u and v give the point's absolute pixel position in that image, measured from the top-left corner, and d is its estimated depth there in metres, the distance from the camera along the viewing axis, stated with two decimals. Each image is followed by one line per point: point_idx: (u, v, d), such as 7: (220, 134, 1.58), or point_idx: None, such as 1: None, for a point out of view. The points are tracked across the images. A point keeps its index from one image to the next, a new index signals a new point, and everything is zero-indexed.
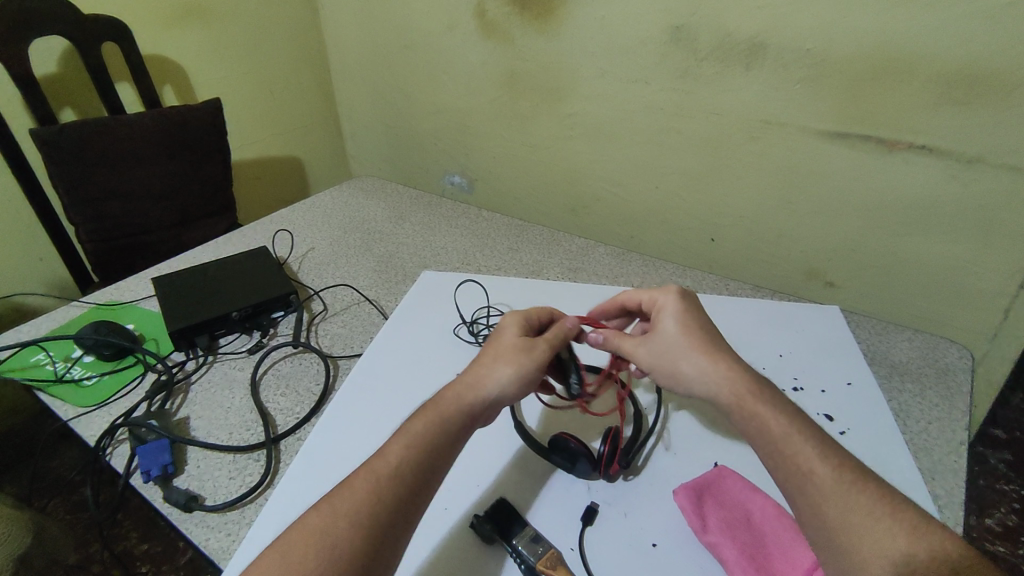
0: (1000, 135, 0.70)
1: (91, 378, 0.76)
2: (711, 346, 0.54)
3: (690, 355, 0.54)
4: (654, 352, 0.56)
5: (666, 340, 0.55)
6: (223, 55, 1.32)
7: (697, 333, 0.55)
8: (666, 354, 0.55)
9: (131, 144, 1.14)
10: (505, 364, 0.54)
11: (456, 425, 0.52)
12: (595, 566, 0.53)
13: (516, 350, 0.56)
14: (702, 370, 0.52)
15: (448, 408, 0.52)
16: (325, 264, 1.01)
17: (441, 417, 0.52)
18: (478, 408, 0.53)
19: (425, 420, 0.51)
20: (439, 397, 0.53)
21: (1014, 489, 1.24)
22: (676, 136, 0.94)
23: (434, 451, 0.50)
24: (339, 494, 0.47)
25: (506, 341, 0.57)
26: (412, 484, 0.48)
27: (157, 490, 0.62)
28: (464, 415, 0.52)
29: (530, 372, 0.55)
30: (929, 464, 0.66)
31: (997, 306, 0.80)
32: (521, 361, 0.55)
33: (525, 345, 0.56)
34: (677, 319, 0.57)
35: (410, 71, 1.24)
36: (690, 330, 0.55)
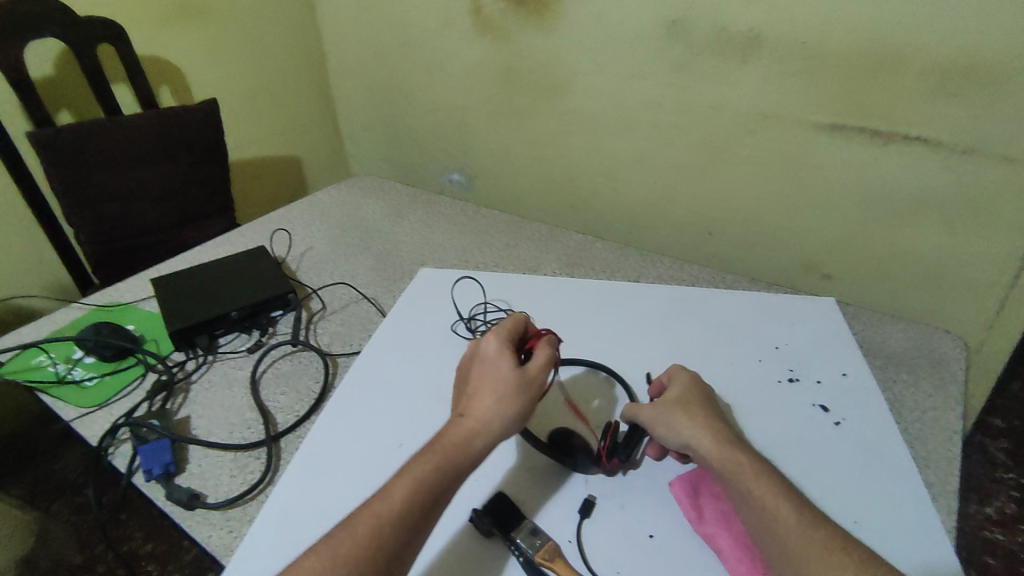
0: (996, 125, 0.70)
1: (92, 378, 0.76)
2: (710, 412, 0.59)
3: (693, 417, 0.57)
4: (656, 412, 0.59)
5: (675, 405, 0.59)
6: (219, 55, 1.32)
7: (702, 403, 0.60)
8: (673, 416, 0.58)
9: (128, 146, 1.14)
10: (508, 404, 0.55)
11: (461, 467, 0.52)
12: (593, 558, 0.54)
13: (515, 386, 0.56)
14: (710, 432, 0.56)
15: (454, 448, 0.53)
16: (323, 263, 1.01)
17: (447, 459, 0.52)
18: (481, 448, 0.54)
19: (429, 460, 0.52)
20: (446, 436, 0.54)
21: (1013, 478, 1.25)
22: (672, 130, 0.94)
23: (439, 493, 0.51)
24: (345, 533, 0.48)
25: (503, 373, 0.56)
26: (418, 526, 0.49)
27: (160, 489, 0.63)
28: (468, 455, 0.53)
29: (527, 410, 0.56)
30: (924, 453, 0.67)
31: (993, 296, 0.81)
32: (521, 402, 0.55)
33: (523, 381, 0.56)
34: (684, 389, 0.61)
35: (407, 69, 1.24)
36: (698, 400, 0.60)
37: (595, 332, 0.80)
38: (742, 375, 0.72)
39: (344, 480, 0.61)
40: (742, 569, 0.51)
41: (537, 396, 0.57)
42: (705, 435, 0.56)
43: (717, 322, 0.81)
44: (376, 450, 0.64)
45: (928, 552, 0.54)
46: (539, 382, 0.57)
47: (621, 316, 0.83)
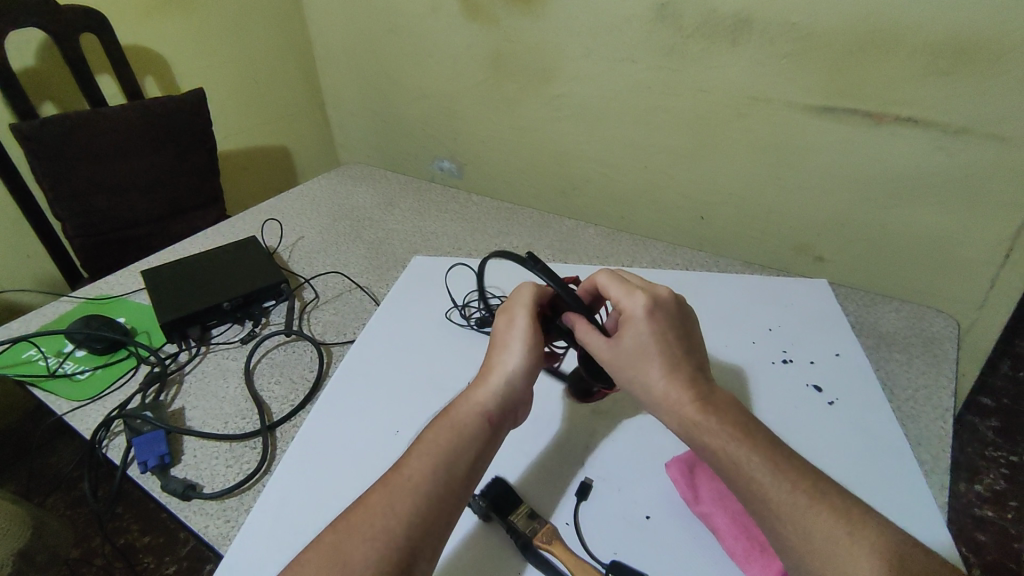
0: (986, 105, 0.70)
1: (84, 372, 0.76)
2: (676, 364, 0.53)
3: (647, 370, 0.53)
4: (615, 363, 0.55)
5: (632, 352, 0.54)
6: (204, 44, 1.30)
7: (666, 349, 0.54)
8: (629, 366, 0.54)
9: (114, 137, 1.13)
10: (505, 355, 0.56)
11: (474, 424, 0.52)
12: (591, 540, 0.54)
13: (507, 339, 0.57)
14: (663, 394, 0.52)
15: (462, 413, 0.53)
16: (316, 252, 1.00)
17: (454, 419, 0.52)
18: (494, 406, 0.53)
19: (438, 427, 0.52)
20: (454, 405, 0.54)
21: (1003, 455, 1.26)
22: (664, 115, 0.94)
23: (457, 453, 0.50)
24: (360, 505, 0.46)
25: (496, 336, 0.58)
26: (438, 485, 0.48)
27: (155, 480, 0.62)
28: (478, 412, 0.53)
29: (527, 357, 0.56)
30: (915, 431, 0.67)
31: (984, 274, 0.81)
32: (515, 358, 0.56)
33: (518, 335, 0.57)
34: (649, 332, 0.54)
35: (394, 56, 1.23)
36: (662, 347, 0.53)
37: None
38: (735, 356, 0.73)
39: (340, 468, 0.61)
40: (738, 547, 0.52)
41: (535, 340, 0.57)
42: (655, 396, 0.52)
43: (711, 304, 0.81)
44: (373, 438, 0.64)
45: (922, 527, 0.55)
46: (535, 336, 0.57)
47: None
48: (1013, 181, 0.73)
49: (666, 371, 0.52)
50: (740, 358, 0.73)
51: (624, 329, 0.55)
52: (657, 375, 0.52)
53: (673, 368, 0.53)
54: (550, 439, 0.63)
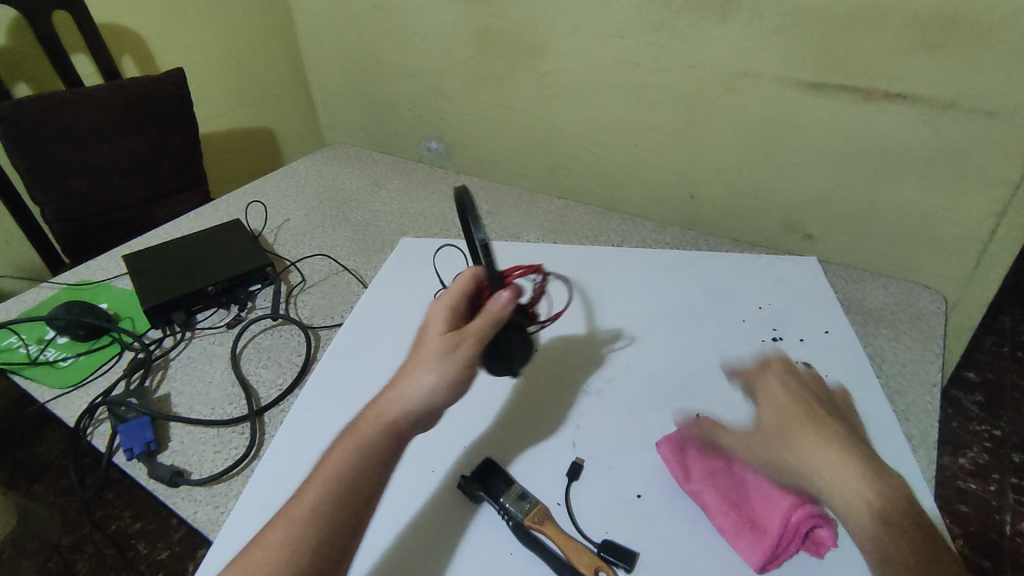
0: (975, 80, 0.70)
1: (66, 359, 0.74)
2: (823, 426, 0.49)
3: (800, 444, 0.49)
4: (762, 449, 0.51)
5: (771, 423, 0.51)
6: (182, 22, 1.26)
7: (812, 414, 0.51)
8: (775, 445, 0.50)
9: (91, 118, 1.10)
10: (427, 368, 0.48)
11: (378, 447, 0.46)
12: (582, 520, 0.54)
13: (440, 348, 0.49)
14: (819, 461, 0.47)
15: (368, 434, 0.47)
16: (301, 234, 0.99)
17: (358, 439, 0.46)
18: (406, 427, 0.47)
19: (340, 448, 0.46)
20: (361, 420, 0.48)
21: (986, 429, 1.28)
22: (652, 93, 0.93)
23: (355, 483, 0.45)
24: (255, 546, 0.43)
25: (429, 338, 0.50)
26: (331, 526, 0.44)
27: (142, 467, 0.62)
28: (387, 432, 0.47)
29: (454, 377, 0.48)
30: (903, 405, 0.68)
31: (971, 251, 0.82)
32: (438, 372, 0.48)
33: (449, 342, 0.49)
34: (784, 400, 0.53)
35: (378, 34, 1.20)
36: (801, 415, 0.51)
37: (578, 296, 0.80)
38: (725, 334, 0.73)
39: None
40: (728, 523, 0.52)
41: (471, 360, 0.49)
42: (819, 470, 0.47)
43: (702, 283, 0.81)
44: None
45: (907, 502, 0.56)
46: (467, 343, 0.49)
47: (608, 282, 0.82)
48: (1001, 158, 0.73)
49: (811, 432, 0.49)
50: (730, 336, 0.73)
51: (765, 409, 0.53)
52: (810, 447, 0.48)
53: (823, 430, 0.49)
54: (543, 421, 0.63)
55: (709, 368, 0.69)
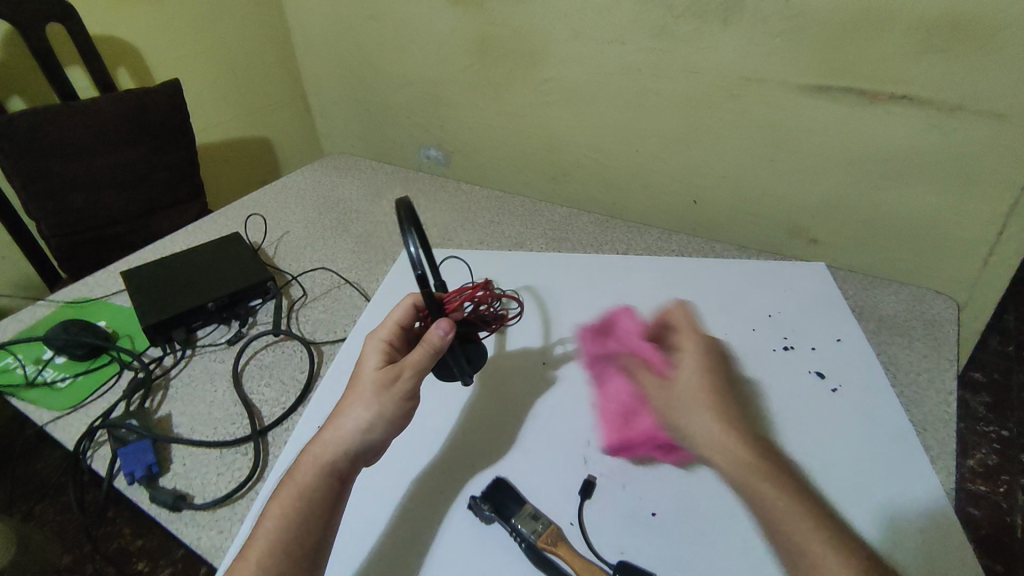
0: (982, 80, 0.69)
1: (65, 379, 0.73)
2: (721, 405, 0.63)
3: (700, 410, 0.63)
4: (672, 397, 0.65)
5: (683, 385, 0.66)
6: (176, 33, 1.25)
7: (710, 384, 0.66)
8: (686, 406, 0.63)
9: (87, 132, 1.08)
10: (363, 405, 0.51)
11: (323, 489, 0.50)
12: (596, 541, 0.53)
13: (375, 386, 0.52)
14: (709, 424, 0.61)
15: (310, 477, 0.50)
16: (301, 247, 0.98)
17: (301, 484, 0.50)
18: (347, 464, 0.51)
19: (282, 496, 0.49)
20: (302, 464, 0.51)
21: (994, 430, 1.27)
22: (654, 98, 0.92)
23: (304, 528, 0.48)
24: None
25: (363, 376, 0.53)
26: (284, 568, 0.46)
27: (143, 491, 0.61)
28: (328, 473, 0.50)
29: (389, 412, 0.52)
30: (920, 416, 0.67)
31: (979, 253, 0.81)
32: (377, 406, 0.51)
33: (386, 378, 0.53)
34: (699, 368, 0.68)
35: (375, 42, 1.19)
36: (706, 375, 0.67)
37: (533, 303, 0.80)
38: (734, 344, 0.72)
39: None
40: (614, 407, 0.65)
41: (406, 393, 0.53)
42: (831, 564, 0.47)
43: (710, 291, 0.80)
44: None
45: (925, 514, 0.55)
46: (403, 377, 0.53)
47: (616, 292, 0.81)
48: (1009, 159, 0.72)
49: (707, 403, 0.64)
50: (741, 347, 0.72)
51: (682, 366, 0.68)
52: (707, 415, 0.62)
53: (713, 403, 0.64)
54: (556, 439, 0.62)
55: (720, 380, 0.68)
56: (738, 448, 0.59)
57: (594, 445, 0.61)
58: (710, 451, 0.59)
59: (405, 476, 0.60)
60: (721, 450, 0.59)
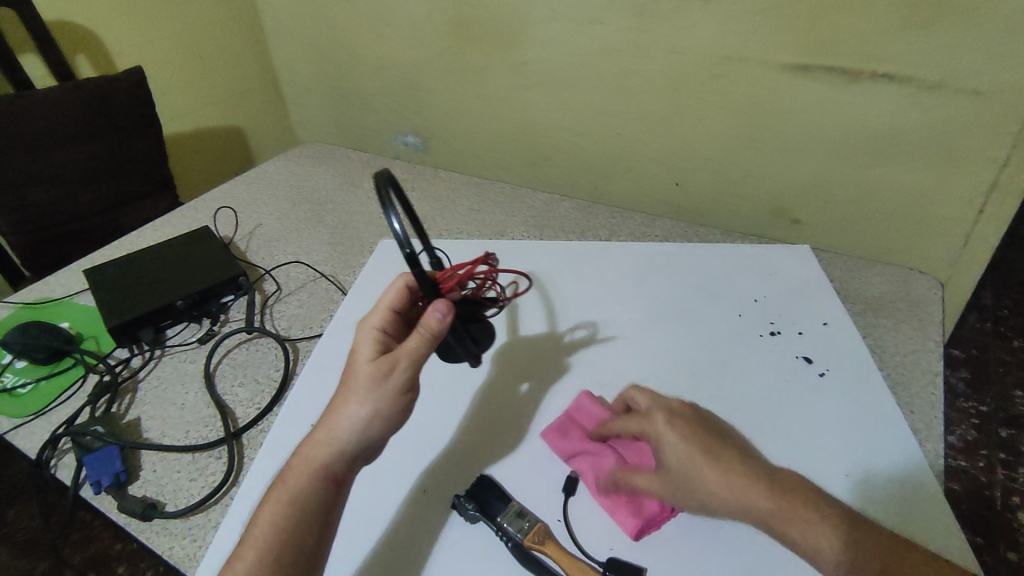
0: (964, 57, 0.68)
1: (26, 385, 0.70)
2: (720, 457, 0.50)
3: (710, 477, 0.49)
4: (668, 483, 0.51)
5: (675, 464, 0.51)
6: (137, 17, 1.20)
7: (706, 446, 0.51)
8: (687, 488, 0.50)
9: (44, 123, 1.03)
10: (356, 402, 0.48)
11: (317, 494, 0.47)
12: (583, 537, 0.53)
13: (369, 380, 0.49)
14: (720, 490, 0.49)
15: (301, 482, 0.47)
16: (275, 240, 0.94)
17: (291, 488, 0.47)
18: (340, 466, 0.48)
19: (273, 501, 0.47)
20: (293, 468, 0.48)
21: (973, 406, 1.29)
22: (635, 79, 0.90)
23: (298, 537, 0.46)
24: None
25: (357, 368, 0.50)
26: None
27: (111, 500, 0.58)
28: (322, 476, 0.48)
29: (385, 408, 0.49)
30: (906, 398, 0.67)
31: (960, 232, 0.81)
32: (372, 402, 0.48)
33: (380, 372, 0.49)
34: (679, 431, 0.52)
35: (348, 25, 1.14)
36: (698, 448, 0.51)
37: (520, 293, 0.78)
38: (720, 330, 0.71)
39: None
40: (610, 501, 0.54)
41: (403, 385, 0.49)
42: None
43: (696, 276, 0.79)
44: None
45: (908, 496, 0.55)
46: (399, 368, 0.49)
47: (601, 280, 0.80)
48: (990, 137, 0.72)
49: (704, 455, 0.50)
50: (726, 334, 0.71)
51: (665, 435, 0.52)
52: (714, 482, 0.49)
53: (721, 462, 0.50)
54: (542, 434, 0.62)
55: (707, 366, 0.67)
56: (767, 498, 0.47)
57: (621, 541, 0.53)
58: (722, 502, 0.49)
59: (388, 475, 0.59)
60: (733, 501, 0.48)
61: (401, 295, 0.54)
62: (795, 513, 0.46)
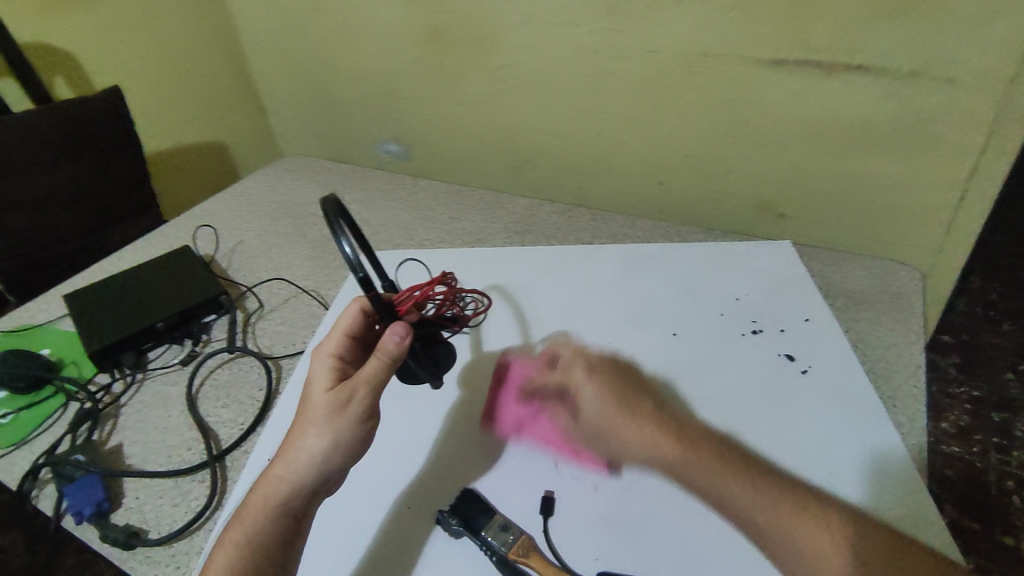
0: (935, 47, 0.68)
1: (8, 415, 0.69)
2: (636, 408, 0.55)
3: (631, 431, 0.54)
4: (590, 429, 0.57)
5: (595, 418, 0.56)
6: (112, 36, 1.19)
7: (625, 404, 0.55)
8: (603, 435, 0.56)
9: (21, 148, 1.03)
10: (314, 434, 0.48)
11: (275, 530, 0.47)
12: (567, 549, 0.53)
13: (326, 410, 0.49)
14: (636, 440, 0.54)
15: (259, 518, 0.47)
16: (256, 257, 0.94)
17: (249, 525, 0.47)
18: (298, 500, 0.49)
19: (230, 539, 0.47)
20: (250, 505, 0.48)
21: (965, 391, 1.28)
22: (612, 79, 0.90)
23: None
24: None
25: (313, 400, 0.50)
26: None
27: (94, 529, 0.58)
28: (280, 513, 0.48)
29: (345, 437, 0.49)
30: (890, 391, 0.68)
31: (941, 220, 0.81)
32: (329, 434, 0.49)
33: (337, 402, 0.49)
34: (600, 388, 0.57)
35: (324, 36, 1.14)
36: (615, 405, 0.56)
37: (501, 302, 0.78)
38: (702, 331, 0.71)
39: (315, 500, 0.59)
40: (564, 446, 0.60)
41: (361, 414, 0.50)
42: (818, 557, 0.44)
43: (677, 277, 0.79)
44: None
45: (892, 488, 0.55)
46: (359, 396, 0.50)
47: (584, 284, 0.79)
48: (965, 124, 0.72)
49: (718, 462, 0.50)
50: (708, 335, 0.71)
51: (583, 391, 0.57)
52: (632, 434, 0.54)
53: (642, 416, 0.55)
54: (527, 444, 0.62)
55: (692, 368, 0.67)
56: (677, 450, 0.52)
57: None
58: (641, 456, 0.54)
59: (372, 494, 0.59)
60: (647, 452, 0.53)
61: (354, 319, 0.55)
62: (806, 514, 0.46)
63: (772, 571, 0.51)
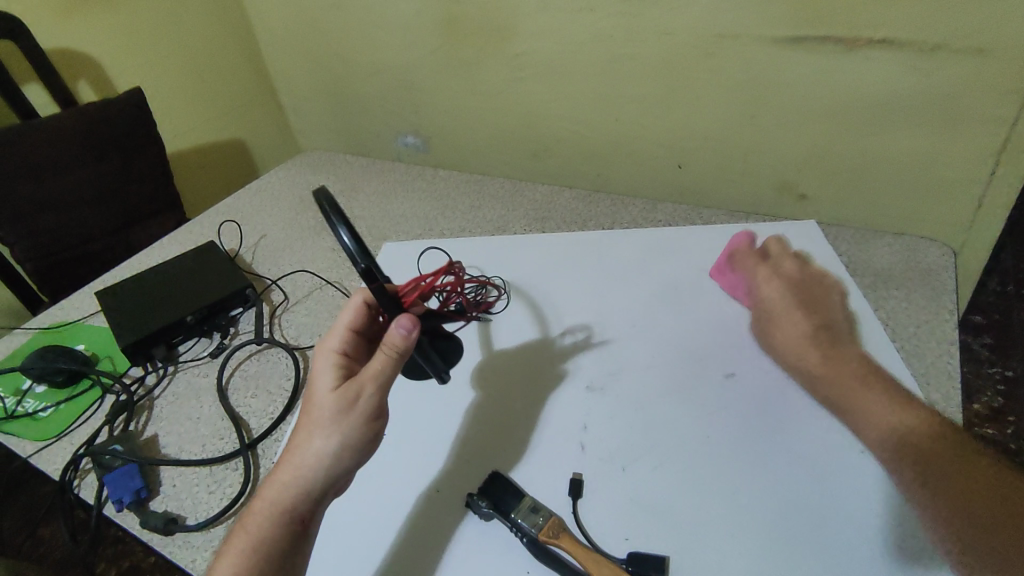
0: (961, 18, 0.66)
1: (47, 408, 0.71)
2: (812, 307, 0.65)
3: (790, 322, 0.64)
4: (773, 310, 0.66)
5: (770, 301, 0.67)
6: (134, 38, 1.21)
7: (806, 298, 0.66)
8: (776, 315, 0.66)
9: (50, 151, 1.05)
10: (321, 436, 0.49)
11: (284, 534, 0.48)
12: (597, 531, 0.54)
13: (332, 411, 0.49)
14: (794, 340, 0.63)
15: (266, 523, 0.48)
16: (279, 250, 0.95)
17: (258, 529, 0.48)
18: (306, 504, 0.49)
19: (239, 544, 0.48)
20: (257, 510, 0.49)
21: (998, 371, 1.26)
22: (629, 63, 0.89)
23: None
24: None
25: (318, 400, 0.50)
26: None
27: (133, 516, 0.60)
28: (290, 516, 0.48)
29: (351, 438, 0.49)
30: (922, 369, 0.67)
31: (971, 196, 0.79)
32: (336, 434, 0.49)
33: (344, 402, 0.49)
34: (783, 283, 0.68)
35: (342, 31, 1.14)
36: (791, 299, 0.66)
37: (522, 289, 0.78)
38: (727, 311, 0.71)
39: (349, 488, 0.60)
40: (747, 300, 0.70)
41: (367, 413, 0.50)
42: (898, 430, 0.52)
43: (700, 258, 0.79)
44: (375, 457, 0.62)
45: None
46: (365, 395, 0.50)
47: (605, 269, 0.79)
48: (993, 96, 0.70)
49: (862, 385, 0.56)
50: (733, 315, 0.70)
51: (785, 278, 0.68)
52: (798, 322, 0.64)
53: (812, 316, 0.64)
54: (551, 428, 0.62)
55: (717, 352, 0.67)
56: (819, 362, 0.60)
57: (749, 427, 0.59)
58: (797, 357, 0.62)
59: (404, 478, 0.60)
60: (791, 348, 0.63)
61: (357, 313, 0.54)
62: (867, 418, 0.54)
63: (800, 550, 0.51)
